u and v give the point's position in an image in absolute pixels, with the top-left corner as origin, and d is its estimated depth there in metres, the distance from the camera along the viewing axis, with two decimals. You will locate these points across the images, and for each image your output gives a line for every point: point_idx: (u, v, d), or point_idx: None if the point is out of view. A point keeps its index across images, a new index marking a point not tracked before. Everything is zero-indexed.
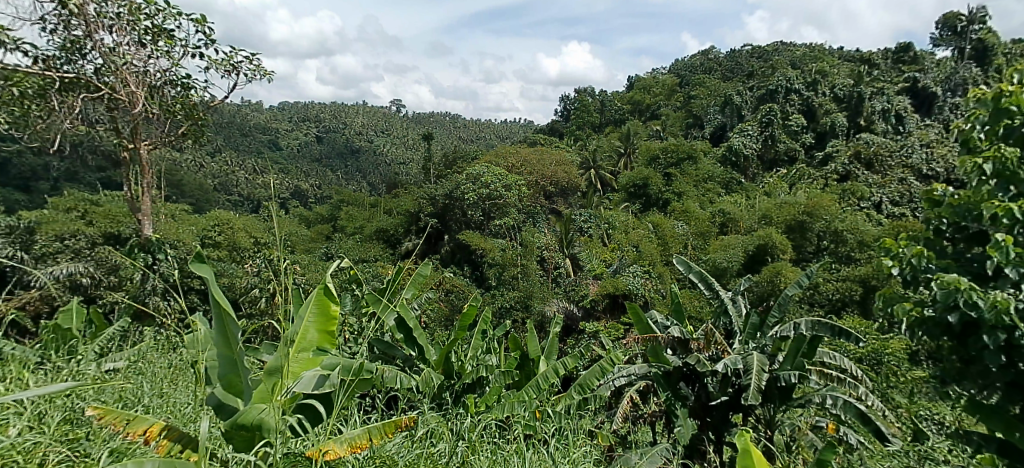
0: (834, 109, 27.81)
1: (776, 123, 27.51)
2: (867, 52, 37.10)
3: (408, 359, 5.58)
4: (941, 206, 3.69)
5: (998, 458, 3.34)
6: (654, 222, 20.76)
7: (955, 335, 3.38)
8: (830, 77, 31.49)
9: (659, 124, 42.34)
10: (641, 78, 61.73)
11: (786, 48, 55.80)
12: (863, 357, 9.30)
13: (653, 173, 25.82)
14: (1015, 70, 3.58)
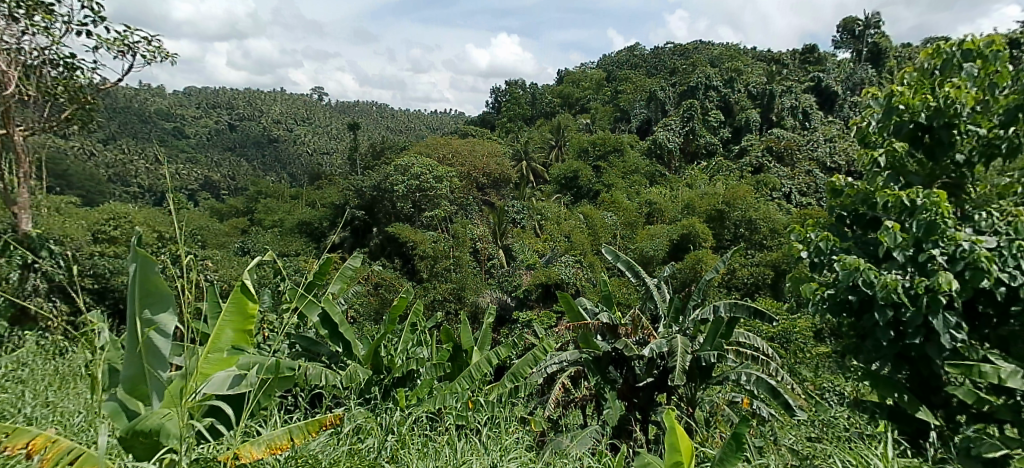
0: (749, 106, 29.46)
1: (696, 118, 28.88)
2: (777, 53, 39.62)
3: (334, 355, 5.45)
4: (841, 196, 4.02)
5: (889, 423, 3.68)
6: (585, 213, 21.30)
7: (854, 311, 3.71)
8: (746, 75, 33.39)
9: (588, 117, 43.34)
10: (570, 72, 62.88)
11: (705, 46, 58.63)
12: (774, 337, 10.03)
13: (583, 166, 26.99)
14: (903, 72, 3.96)
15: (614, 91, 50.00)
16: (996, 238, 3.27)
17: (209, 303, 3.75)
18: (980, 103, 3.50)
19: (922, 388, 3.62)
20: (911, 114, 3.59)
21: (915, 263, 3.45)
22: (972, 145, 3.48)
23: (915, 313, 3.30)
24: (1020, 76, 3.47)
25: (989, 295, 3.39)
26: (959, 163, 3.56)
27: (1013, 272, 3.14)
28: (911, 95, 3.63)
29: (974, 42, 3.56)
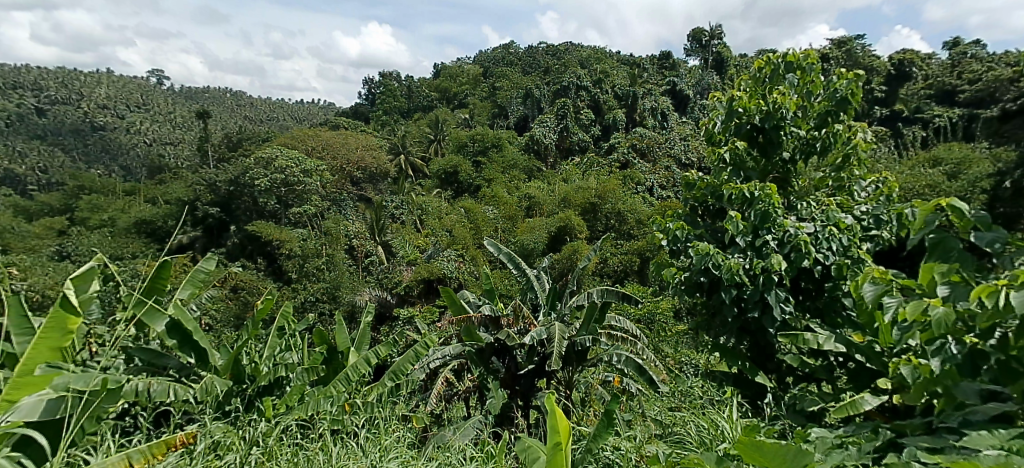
0: (615, 105, 31.43)
1: (569, 116, 30.29)
2: (638, 57, 42.77)
3: (183, 368, 4.82)
4: (695, 189, 4.45)
5: (735, 388, 4.20)
6: (466, 208, 21.45)
7: (705, 291, 4.14)
8: (612, 76, 35.59)
9: (466, 112, 43.73)
10: (446, 68, 62.87)
11: (575, 48, 61.68)
12: (641, 318, 10.93)
13: (462, 161, 27.48)
14: (742, 79, 4.47)
15: (492, 88, 50.73)
16: (812, 223, 3.84)
17: (12, 321, 3.28)
18: (800, 108, 4.06)
19: (760, 355, 4.17)
20: (748, 116, 4.08)
21: (753, 248, 3.93)
22: (795, 145, 4.04)
23: (754, 291, 3.78)
24: (828, 86, 4.08)
25: (808, 273, 3.96)
26: (786, 160, 4.11)
27: (827, 253, 3.70)
28: (748, 99, 4.12)
29: (795, 55, 4.13)
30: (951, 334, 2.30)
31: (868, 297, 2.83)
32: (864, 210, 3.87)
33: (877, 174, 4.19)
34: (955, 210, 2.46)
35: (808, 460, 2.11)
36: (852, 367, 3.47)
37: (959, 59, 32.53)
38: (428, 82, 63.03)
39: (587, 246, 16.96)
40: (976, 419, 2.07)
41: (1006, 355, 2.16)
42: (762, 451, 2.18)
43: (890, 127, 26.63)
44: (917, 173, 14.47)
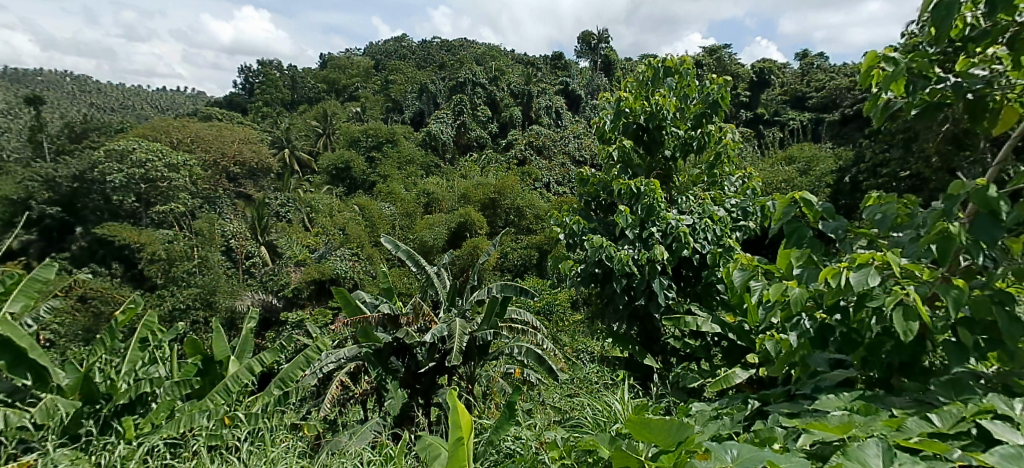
0: (512, 103, 32.17)
1: (466, 113, 30.81)
2: (532, 57, 44.30)
3: (16, 391, 4.23)
4: (588, 184, 4.65)
5: (626, 371, 4.46)
6: (360, 206, 21.15)
7: (599, 281, 4.36)
8: (507, 75, 36.38)
9: (358, 106, 42.72)
10: (335, 60, 60.88)
11: (471, 45, 62.46)
12: (541, 310, 11.40)
13: (354, 157, 28.43)
14: (627, 80, 4.71)
15: (385, 82, 49.78)
16: (690, 216, 4.16)
17: None
18: (679, 110, 4.36)
19: (649, 340, 4.44)
20: (634, 116, 4.33)
21: (641, 240, 4.19)
22: (675, 144, 4.36)
23: (641, 279, 4.05)
24: (702, 90, 4.40)
25: (688, 262, 4.29)
26: (668, 158, 4.44)
27: (703, 243, 4.04)
28: (633, 100, 4.37)
29: (672, 61, 4.40)
30: (804, 311, 2.59)
31: (738, 282, 3.12)
32: (734, 203, 4.27)
33: (744, 170, 4.60)
34: (807, 202, 2.77)
35: (690, 434, 1.93)
36: (725, 345, 3.81)
37: (810, 69, 36.94)
38: (316, 73, 60.38)
39: (486, 242, 17.33)
40: (824, 386, 2.36)
41: (847, 328, 2.48)
42: (649, 428, 1.96)
43: (754, 129, 29.65)
44: (779, 169, 16.24)
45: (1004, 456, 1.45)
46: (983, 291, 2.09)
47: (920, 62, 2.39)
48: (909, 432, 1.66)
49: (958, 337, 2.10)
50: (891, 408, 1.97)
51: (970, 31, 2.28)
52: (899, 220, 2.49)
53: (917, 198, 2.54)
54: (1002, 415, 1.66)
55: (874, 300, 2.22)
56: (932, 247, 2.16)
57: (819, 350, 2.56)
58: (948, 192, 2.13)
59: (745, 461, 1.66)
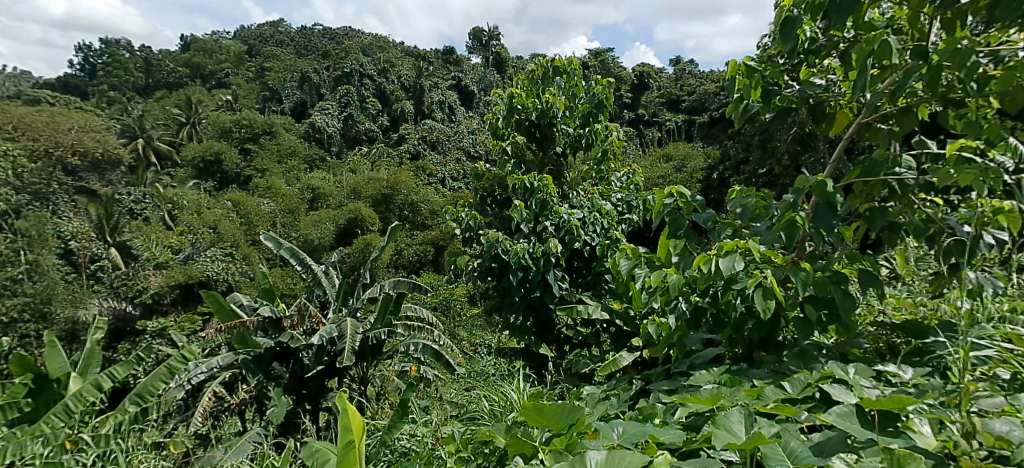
0: (403, 96, 31.93)
1: (354, 106, 30.35)
2: (423, 51, 44.50)
3: None
4: (482, 179, 4.70)
5: (522, 361, 4.60)
6: (235, 202, 20.90)
7: (495, 275, 4.42)
8: (397, 67, 36.02)
9: (228, 93, 39.89)
10: (201, 43, 56.28)
11: (357, 35, 60.81)
12: (439, 305, 11.55)
13: (225, 148, 26.46)
14: (519, 77, 4.81)
15: (260, 69, 46.80)
16: (581, 210, 4.36)
17: None
18: (568, 109, 4.54)
19: (544, 330, 4.59)
20: (526, 113, 4.44)
21: (535, 233, 4.32)
22: (565, 141, 4.54)
23: (536, 272, 4.19)
24: (589, 90, 4.61)
25: (579, 254, 4.49)
26: (558, 154, 4.62)
27: (592, 236, 4.24)
28: (525, 97, 4.48)
29: (560, 61, 4.54)
30: (682, 295, 2.82)
31: (624, 270, 3.31)
32: (619, 197, 4.54)
33: (629, 167, 4.89)
34: (682, 195, 3.00)
35: (581, 416, 1.74)
36: (614, 331, 4.03)
37: (683, 74, 40.54)
38: (177, 56, 55.48)
39: (379, 239, 17.36)
40: (697, 362, 2.60)
41: (717, 309, 2.72)
42: (541, 412, 1.74)
43: (635, 128, 31.78)
44: (659, 166, 17.53)
45: (840, 416, 1.55)
46: (823, 272, 2.41)
47: (772, 71, 2.68)
48: (767, 399, 1.76)
49: (804, 313, 2.40)
50: (752, 379, 2.16)
51: (809, 45, 2.59)
52: (757, 211, 2.78)
53: (772, 192, 2.85)
54: (840, 379, 1.85)
55: (739, 282, 2.46)
56: (783, 235, 2.45)
57: (694, 331, 2.82)
58: (795, 186, 2.43)
59: (628, 437, 1.68)
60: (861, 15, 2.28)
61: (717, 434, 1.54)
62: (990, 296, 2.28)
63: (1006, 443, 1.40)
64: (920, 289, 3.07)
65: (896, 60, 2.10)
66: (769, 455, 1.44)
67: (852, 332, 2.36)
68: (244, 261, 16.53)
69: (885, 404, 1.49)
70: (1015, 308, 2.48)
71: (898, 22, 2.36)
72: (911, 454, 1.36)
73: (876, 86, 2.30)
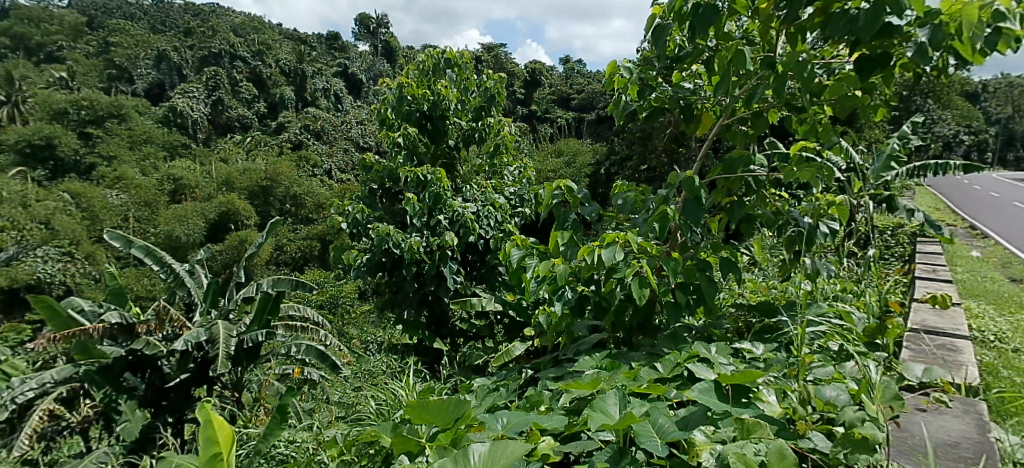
0: (281, 82, 30.42)
1: (223, 89, 28.17)
2: (305, 36, 42.56)
3: None
4: (371, 171, 4.55)
5: (415, 356, 4.50)
6: (71, 193, 18.01)
7: (386, 270, 4.32)
8: (274, 50, 34.12)
9: (64, 69, 35.22)
10: (29, 9, 49.14)
11: (226, 14, 56.65)
12: (325, 303, 11.28)
13: (59, 131, 22.81)
14: (408, 66, 4.70)
15: (105, 44, 41.93)
16: (474, 204, 4.38)
17: None
18: (460, 102, 4.54)
19: (437, 324, 4.54)
20: (417, 104, 4.37)
21: (428, 227, 4.26)
22: (457, 134, 4.53)
23: (432, 266, 4.16)
24: (481, 84, 4.64)
25: (473, 247, 4.51)
26: (451, 147, 4.60)
27: (486, 229, 4.28)
28: (415, 87, 4.39)
29: (452, 53, 4.49)
30: (568, 284, 2.94)
31: (514, 261, 3.36)
32: (512, 191, 4.63)
33: (521, 161, 4.99)
34: (569, 189, 3.11)
35: (468, 410, 1.58)
36: (508, 322, 4.11)
37: (571, 74, 42.59)
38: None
39: (256, 234, 16.47)
40: (583, 348, 2.73)
41: (600, 297, 2.87)
42: (425, 409, 1.56)
43: (527, 124, 32.65)
44: (550, 160, 18.05)
45: (700, 391, 1.69)
46: (692, 260, 2.61)
47: (647, 74, 2.86)
48: (641, 380, 1.88)
49: (675, 297, 2.61)
50: (630, 362, 2.30)
51: (679, 51, 2.79)
52: (637, 204, 2.95)
53: (650, 187, 3.05)
54: (704, 357, 2.01)
55: (620, 272, 2.59)
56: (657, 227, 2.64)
57: (580, 318, 2.95)
58: (667, 182, 2.63)
59: (513, 427, 1.62)
60: (722, 26, 2.49)
61: (592, 416, 1.60)
62: (824, 278, 2.63)
63: (832, 407, 1.62)
64: (772, 274, 3.47)
65: (751, 68, 2.33)
66: (642, 433, 1.54)
67: (715, 314, 2.61)
68: (87, 260, 15.25)
69: (739, 378, 1.64)
70: (844, 288, 2.90)
71: (752, 34, 2.62)
72: (758, 423, 1.53)
73: (736, 90, 2.53)
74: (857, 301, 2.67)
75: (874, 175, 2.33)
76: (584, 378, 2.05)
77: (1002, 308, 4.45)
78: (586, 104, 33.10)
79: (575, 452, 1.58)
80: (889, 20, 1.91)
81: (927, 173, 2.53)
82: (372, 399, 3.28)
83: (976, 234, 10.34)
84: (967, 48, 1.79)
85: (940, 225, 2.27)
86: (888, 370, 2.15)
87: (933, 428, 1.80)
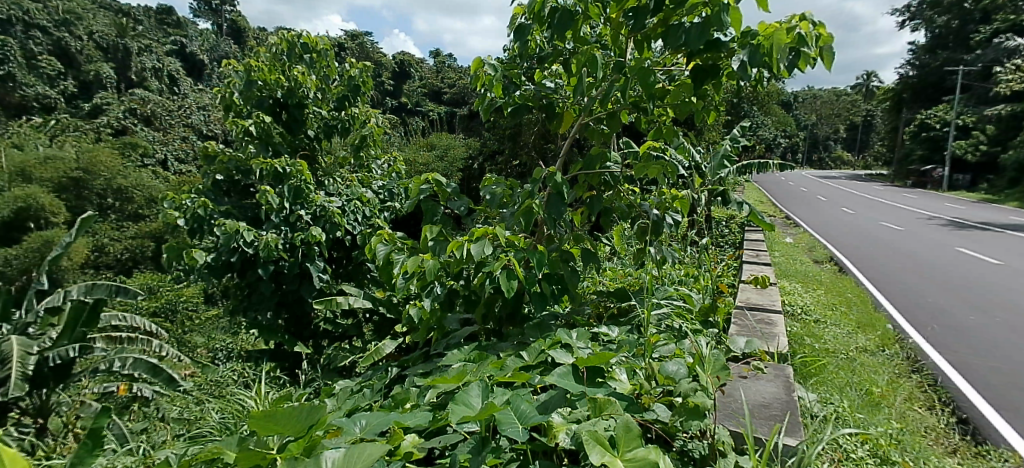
0: (98, 58, 26.63)
1: (17, 61, 23.77)
2: (130, 7, 37.59)
3: None
4: (216, 162, 4.12)
5: (272, 363, 4.13)
6: None
7: (237, 270, 3.94)
8: (87, 21, 29.65)
9: None
10: None
11: None
12: (159, 309, 10.16)
13: None
14: (258, 48, 4.31)
15: None
16: (339, 198, 4.17)
17: None
18: (319, 90, 4.29)
19: (298, 326, 4.25)
20: (269, 90, 4.06)
21: (287, 222, 3.96)
22: (317, 124, 4.30)
23: (293, 264, 3.90)
24: (342, 72, 4.42)
25: (339, 243, 4.30)
26: (311, 138, 4.33)
27: (354, 224, 4.09)
28: (268, 72, 4.06)
29: (310, 38, 4.22)
30: (436, 279, 2.88)
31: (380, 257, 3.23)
32: (380, 185, 4.47)
33: (388, 154, 4.84)
34: (438, 183, 3.06)
35: (322, 415, 1.49)
36: (377, 320, 3.99)
37: (442, 67, 42.54)
38: None
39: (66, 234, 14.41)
40: (452, 343, 2.72)
41: (468, 290, 2.87)
42: (272, 418, 1.44)
43: (396, 116, 31.88)
44: (421, 152, 17.71)
45: (559, 376, 1.75)
46: (555, 251, 2.71)
47: (510, 71, 2.89)
48: (506, 369, 1.91)
49: (541, 288, 2.68)
50: (498, 352, 2.33)
51: (540, 50, 2.86)
52: (506, 198, 2.98)
53: (517, 181, 3.09)
54: (566, 343, 2.09)
55: (487, 265, 2.60)
56: (522, 220, 2.69)
57: (450, 312, 2.93)
58: (532, 177, 2.70)
59: (372, 429, 1.56)
60: (578, 29, 2.60)
61: (454, 410, 1.60)
62: (671, 264, 2.87)
63: (671, 381, 1.78)
64: (628, 262, 3.71)
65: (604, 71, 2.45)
66: (503, 421, 1.56)
67: (576, 301, 2.73)
68: None
69: (592, 361, 1.72)
70: (688, 273, 3.19)
71: (605, 40, 2.77)
72: (608, 401, 1.62)
73: (591, 91, 2.65)
74: (697, 284, 2.95)
75: (710, 172, 2.58)
76: (450, 372, 2.04)
77: (807, 286, 5.20)
78: (457, 98, 33.09)
79: (439, 447, 1.57)
80: (717, 35, 2.14)
81: (753, 170, 2.87)
82: (215, 412, 2.95)
83: (790, 223, 11.97)
84: (776, 63, 2.05)
85: (763, 214, 2.57)
86: (721, 344, 2.40)
87: (749, 392, 2.05)
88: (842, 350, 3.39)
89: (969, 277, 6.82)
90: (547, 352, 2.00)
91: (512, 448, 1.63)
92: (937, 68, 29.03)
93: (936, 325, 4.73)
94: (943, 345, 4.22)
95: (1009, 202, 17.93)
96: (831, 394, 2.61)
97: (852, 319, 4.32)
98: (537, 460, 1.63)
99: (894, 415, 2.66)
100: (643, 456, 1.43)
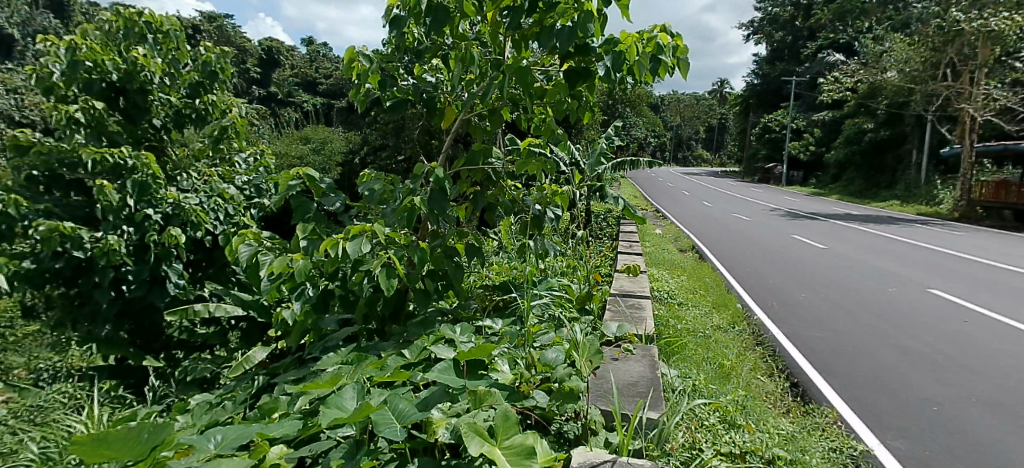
0: None
1: None
2: None
3: None
4: (29, 154, 3.52)
5: (111, 381, 3.46)
6: None
7: (65, 278, 3.42)
8: None
9: None
10: None
11: None
12: None
13: None
14: (86, 25, 3.76)
15: None
16: (197, 194, 3.75)
17: None
18: (167, 75, 3.86)
19: (144, 338, 3.81)
20: (100, 73, 3.57)
21: (132, 222, 3.49)
22: (166, 113, 3.86)
23: (139, 269, 3.47)
24: (195, 57, 4.02)
25: (198, 244, 3.90)
26: (157, 128, 3.89)
27: (215, 223, 3.73)
28: (98, 51, 3.56)
29: (153, 17, 3.78)
30: (309, 280, 2.70)
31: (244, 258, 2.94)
32: (245, 180, 4.10)
33: (253, 148, 4.47)
34: (309, 178, 2.86)
35: (168, 434, 1.34)
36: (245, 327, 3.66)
37: (315, 57, 40.50)
38: None
39: None
40: (330, 346, 2.57)
41: (343, 289, 2.72)
42: (101, 442, 1.26)
43: (264, 106, 29.83)
44: (295, 146, 16.70)
45: (440, 372, 1.72)
46: (438, 247, 2.66)
47: (388, 63, 2.77)
48: (386, 369, 1.83)
49: (424, 284, 2.62)
50: (378, 352, 2.24)
51: (418, 43, 2.78)
52: (385, 194, 2.86)
53: (398, 176, 2.98)
54: (449, 339, 2.05)
55: (364, 263, 2.48)
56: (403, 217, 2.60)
57: (326, 314, 2.76)
58: (413, 172, 2.62)
59: (229, 443, 1.43)
60: (455, 25, 2.56)
61: (326, 414, 1.50)
62: (552, 256, 2.94)
63: (550, 368, 1.83)
64: (511, 256, 3.75)
65: None
66: (379, 422, 1.49)
67: (460, 295, 2.70)
68: None
69: (474, 354, 1.71)
70: (567, 264, 3.30)
71: (484, 37, 2.75)
72: (489, 392, 1.62)
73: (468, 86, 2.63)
74: (574, 274, 3.06)
75: (589, 168, 2.69)
76: (323, 377, 1.92)
77: (672, 272, 5.65)
78: (334, 90, 31.65)
79: (310, 455, 1.48)
80: (585, 40, 2.22)
81: (627, 166, 3.02)
82: (33, 443, 2.54)
83: (659, 215, 12.93)
84: (636, 67, 2.18)
85: (635, 209, 2.71)
86: (596, 330, 2.51)
87: (620, 372, 2.16)
88: (699, 329, 3.71)
89: (804, 261, 7.73)
90: (430, 348, 1.96)
91: (391, 448, 1.58)
92: (774, 77, 32.83)
93: (776, 303, 5.32)
94: (780, 320, 4.75)
95: (833, 195, 20.72)
96: (690, 369, 2.85)
97: (708, 301, 4.75)
98: (417, 457, 1.59)
99: (741, 383, 2.95)
100: (522, 442, 1.44)
